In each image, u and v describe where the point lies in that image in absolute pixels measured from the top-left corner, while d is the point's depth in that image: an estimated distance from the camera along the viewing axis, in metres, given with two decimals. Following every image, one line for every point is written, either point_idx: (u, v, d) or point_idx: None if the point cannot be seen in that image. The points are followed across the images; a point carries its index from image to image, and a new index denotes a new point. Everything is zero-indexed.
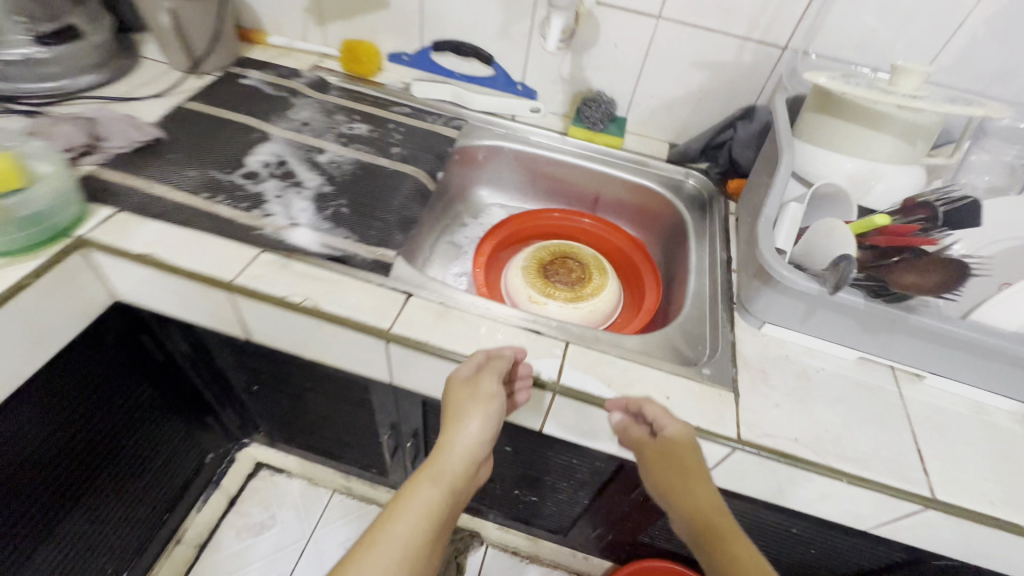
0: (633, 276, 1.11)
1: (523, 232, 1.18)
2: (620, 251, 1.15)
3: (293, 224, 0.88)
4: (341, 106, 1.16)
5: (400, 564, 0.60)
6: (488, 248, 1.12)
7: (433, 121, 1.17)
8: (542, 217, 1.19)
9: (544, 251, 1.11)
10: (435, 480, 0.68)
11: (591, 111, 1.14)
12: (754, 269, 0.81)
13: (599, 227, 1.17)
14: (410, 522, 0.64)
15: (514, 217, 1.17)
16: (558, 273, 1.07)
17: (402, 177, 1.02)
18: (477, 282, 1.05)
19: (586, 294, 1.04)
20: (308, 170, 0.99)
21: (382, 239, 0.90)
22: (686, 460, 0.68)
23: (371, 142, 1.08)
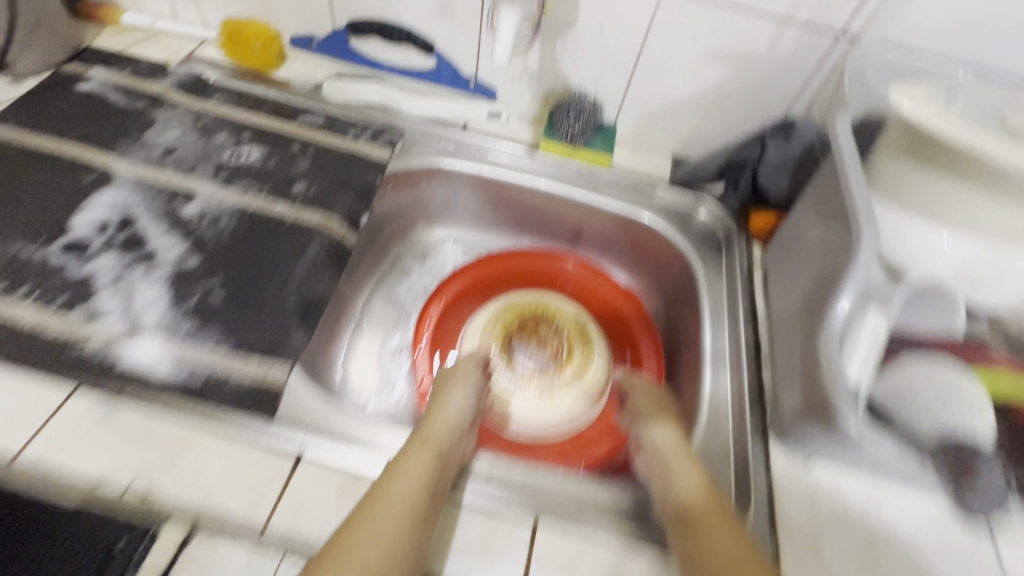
0: (626, 342, 0.86)
1: (483, 280, 0.90)
2: (609, 306, 0.89)
3: (134, 330, 0.60)
4: (224, 118, 0.84)
5: (393, 546, 0.45)
6: (435, 313, 0.85)
7: (355, 136, 0.86)
8: (506, 260, 0.91)
9: (508, 317, 0.88)
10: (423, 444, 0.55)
11: (574, 122, 0.84)
12: (804, 391, 0.56)
13: (583, 274, 0.90)
14: (403, 483, 0.50)
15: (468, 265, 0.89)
16: (529, 350, 0.85)
17: (306, 233, 0.73)
18: (420, 368, 0.79)
19: (564, 379, 0.82)
20: (165, 232, 0.69)
21: (270, 344, 0.62)
22: (655, 400, 0.69)
23: (264, 176, 0.78)
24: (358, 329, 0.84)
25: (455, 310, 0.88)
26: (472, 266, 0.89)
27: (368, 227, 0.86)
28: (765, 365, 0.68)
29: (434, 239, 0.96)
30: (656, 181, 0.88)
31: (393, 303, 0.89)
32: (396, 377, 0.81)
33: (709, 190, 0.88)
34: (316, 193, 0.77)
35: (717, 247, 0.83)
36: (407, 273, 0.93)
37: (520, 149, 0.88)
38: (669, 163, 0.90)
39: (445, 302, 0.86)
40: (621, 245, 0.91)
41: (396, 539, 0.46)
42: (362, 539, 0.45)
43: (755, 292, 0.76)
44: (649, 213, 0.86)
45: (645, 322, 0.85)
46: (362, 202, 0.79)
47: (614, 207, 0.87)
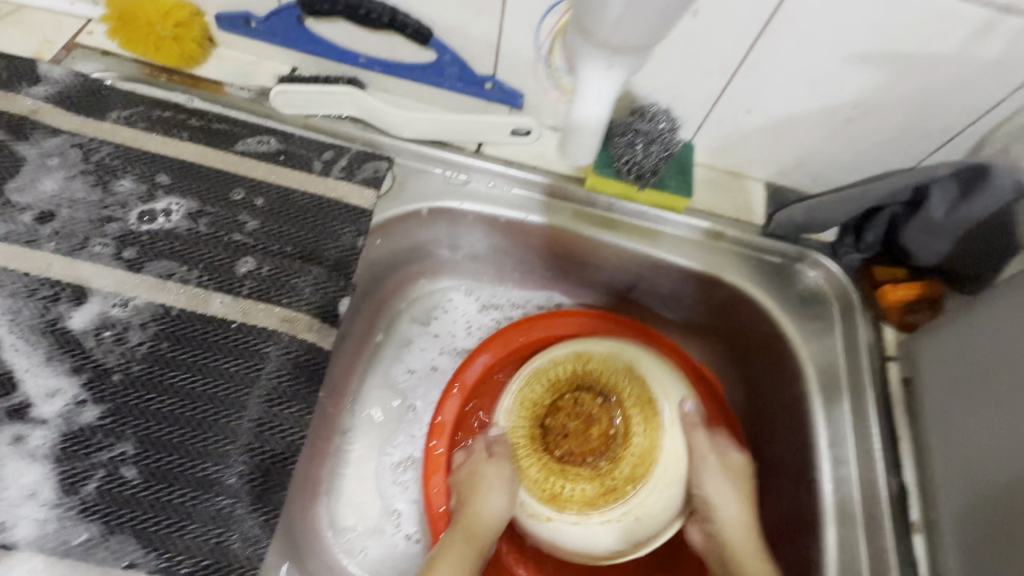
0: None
1: (511, 355, 0.67)
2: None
3: (6, 547, 0.40)
4: (128, 149, 0.57)
5: None
6: (452, 410, 0.63)
7: (322, 171, 0.60)
8: (542, 326, 0.67)
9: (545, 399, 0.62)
10: (468, 540, 0.55)
11: (644, 153, 0.58)
12: None
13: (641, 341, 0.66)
14: None
15: (492, 338, 0.65)
16: (569, 441, 0.60)
17: (256, 347, 0.51)
18: (433, 494, 0.60)
19: (620, 478, 0.57)
20: (44, 363, 0.46)
21: (214, 548, 0.43)
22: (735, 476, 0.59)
23: (193, 249, 0.53)
24: (351, 435, 0.63)
25: (474, 398, 0.67)
26: (494, 340, 0.65)
27: (354, 297, 0.62)
28: (914, 531, 0.49)
29: (440, 293, 0.72)
30: (744, 224, 0.64)
31: (389, 392, 0.67)
32: (400, 505, 0.62)
33: (816, 237, 0.64)
34: (271, 274, 0.54)
35: (830, 323, 0.61)
36: (404, 344, 0.69)
37: (556, 183, 0.63)
38: (761, 194, 0.66)
39: (462, 394, 0.64)
40: (692, 306, 0.68)
41: None
42: None
43: (892, 404, 0.55)
44: (734, 272, 0.63)
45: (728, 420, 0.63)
46: (337, 282, 0.55)
47: (683, 264, 0.64)
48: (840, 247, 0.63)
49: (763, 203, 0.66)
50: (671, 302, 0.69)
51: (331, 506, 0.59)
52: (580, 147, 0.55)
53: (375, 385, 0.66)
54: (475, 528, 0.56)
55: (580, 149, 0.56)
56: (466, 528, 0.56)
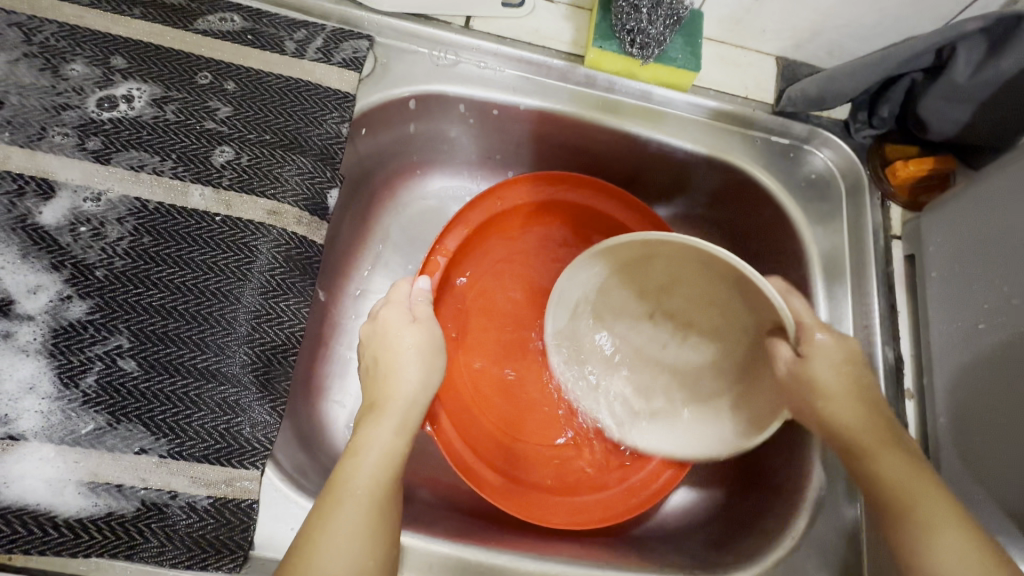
0: None
1: (503, 219, 0.62)
2: None
3: (12, 438, 0.40)
4: (74, 28, 0.51)
5: (365, 501, 0.40)
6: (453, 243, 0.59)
7: (295, 52, 0.55)
8: (547, 192, 0.62)
9: (563, 248, 0.65)
10: (392, 420, 0.45)
11: (649, 18, 0.52)
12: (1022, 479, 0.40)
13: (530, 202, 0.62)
14: (380, 456, 0.43)
15: (491, 190, 0.60)
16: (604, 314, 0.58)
17: (245, 240, 0.48)
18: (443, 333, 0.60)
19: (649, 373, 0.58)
20: (19, 259, 0.44)
21: (224, 432, 0.43)
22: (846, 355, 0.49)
23: (163, 138, 0.49)
24: (406, 287, 0.53)
25: (482, 236, 0.62)
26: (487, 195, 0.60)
27: (343, 189, 0.58)
28: (907, 397, 0.51)
29: (430, 192, 0.68)
30: (753, 104, 0.61)
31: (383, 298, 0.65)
32: None
33: (826, 115, 0.61)
34: (251, 163, 0.50)
35: (836, 204, 0.59)
36: (392, 245, 0.67)
37: (553, 60, 0.58)
38: (772, 70, 0.62)
39: (468, 231, 0.59)
40: (694, 195, 0.66)
41: (369, 519, 0.39)
42: (339, 518, 0.39)
43: (893, 282, 0.55)
44: (741, 158, 0.60)
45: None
46: (324, 172, 0.52)
47: (684, 148, 0.60)
48: (851, 124, 0.60)
49: (774, 81, 0.62)
50: (677, 191, 0.66)
51: (342, 403, 0.60)
52: None
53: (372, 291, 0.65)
54: (405, 408, 0.46)
55: None
56: (393, 406, 0.46)
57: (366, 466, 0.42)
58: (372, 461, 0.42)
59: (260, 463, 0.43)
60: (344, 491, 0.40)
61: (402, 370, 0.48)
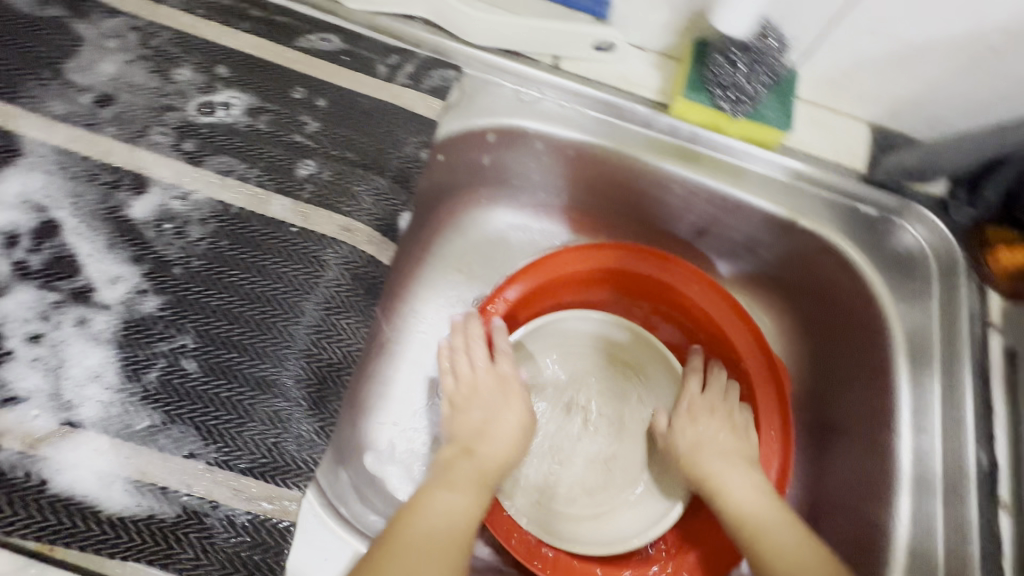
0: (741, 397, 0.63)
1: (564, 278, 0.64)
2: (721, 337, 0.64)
3: (72, 425, 0.40)
4: (187, 36, 0.54)
5: (437, 543, 0.40)
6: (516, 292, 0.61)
7: (386, 76, 0.56)
8: (623, 256, 0.63)
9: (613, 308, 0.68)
10: (472, 471, 0.47)
11: (745, 75, 0.51)
12: None
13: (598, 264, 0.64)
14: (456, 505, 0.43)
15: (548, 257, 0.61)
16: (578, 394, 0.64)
17: (317, 254, 0.48)
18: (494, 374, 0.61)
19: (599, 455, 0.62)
20: (105, 249, 0.45)
21: (270, 447, 0.42)
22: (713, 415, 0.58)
23: (254, 147, 0.51)
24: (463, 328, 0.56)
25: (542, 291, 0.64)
26: (541, 265, 0.61)
27: (414, 210, 0.58)
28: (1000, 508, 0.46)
29: (493, 224, 0.67)
30: (844, 170, 0.58)
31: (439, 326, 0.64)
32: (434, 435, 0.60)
33: (922, 188, 0.58)
34: (332, 179, 0.51)
35: (927, 284, 0.55)
36: (453, 274, 0.66)
37: (638, 106, 0.57)
38: (865, 137, 0.59)
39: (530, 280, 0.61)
40: (768, 258, 0.63)
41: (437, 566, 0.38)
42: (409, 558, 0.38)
43: (989, 377, 0.50)
44: (827, 224, 0.57)
45: (777, 383, 0.61)
46: (399, 195, 0.52)
47: (765, 208, 0.58)
48: (949, 201, 0.57)
49: (867, 148, 0.59)
50: (749, 250, 0.63)
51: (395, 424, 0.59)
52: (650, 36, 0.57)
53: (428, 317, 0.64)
54: (485, 463, 0.48)
55: (649, 38, 0.58)
56: (474, 459, 0.48)
57: (439, 513, 0.42)
58: (447, 509, 0.42)
59: (303, 484, 0.42)
60: (418, 531, 0.40)
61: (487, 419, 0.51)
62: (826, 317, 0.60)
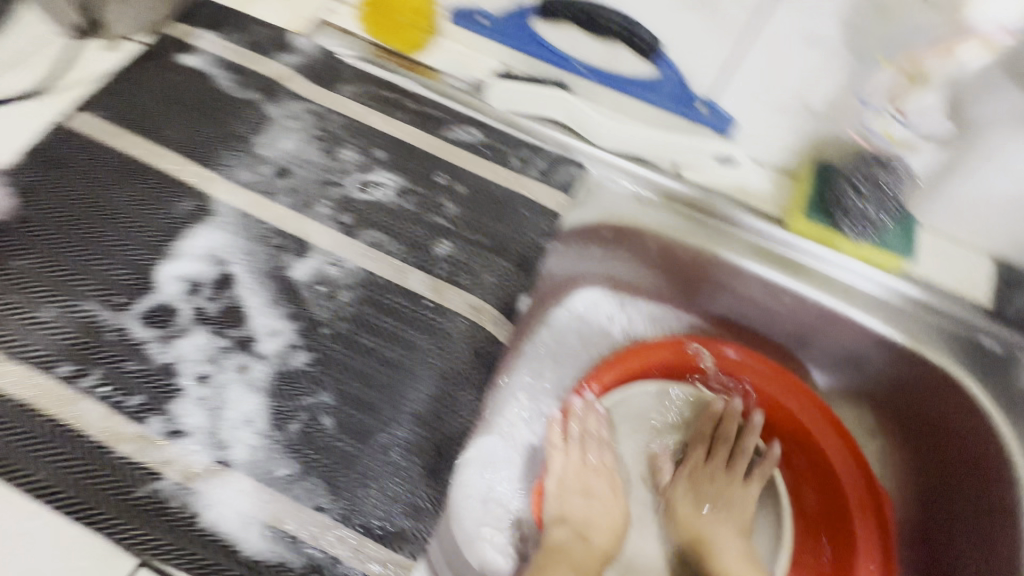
0: (826, 507, 0.62)
1: (655, 366, 0.64)
2: (812, 447, 0.64)
3: (222, 464, 0.44)
4: (354, 122, 0.62)
5: None
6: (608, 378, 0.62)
7: (518, 168, 0.61)
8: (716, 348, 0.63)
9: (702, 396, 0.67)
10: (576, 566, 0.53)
11: (870, 204, 0.55)
12: None
13: (694, 354, 0.64)
14: None
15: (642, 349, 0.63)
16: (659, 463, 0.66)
17: (444, 330, 0.52)
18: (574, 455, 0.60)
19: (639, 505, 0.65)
20: (269, 304, 0.51)
21: (392, 511, 0.45)
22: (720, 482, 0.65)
23: (400, 224, 0.57)
24: (592, 413, 0.61)
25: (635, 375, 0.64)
26: (622, 359, 0.63)
27: (534, 293, 0.59)
28: None
29: (590, 309, 0.68)
30: (966, 301, 0.57)
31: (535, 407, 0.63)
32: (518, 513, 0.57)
33: None
34: (464, 260, 0.56)
35: None
36: (543, 356, 0.65)
37: (755, 219, 0.60)
38: (989, 270, 0.58)
39: (625, 368, 0.63)
40: (874, 375, 0.62)
41: None
42: None
43: None
44: (944, 354, 0.56)
45: (879, 508, 0.59)
46: (521, 280, 0.56)
47: (878, 328, 0.58)
48: None
49: (991, 280, 0.57)
50: (854, 365, 0.63)
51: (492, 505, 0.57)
52: (769, 151, 0.61)
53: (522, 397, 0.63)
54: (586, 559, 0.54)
55: (768, 152, 0.61)
56: (577, 552, 0.54)
57: None
58: None
59: (413, 553, 0.44)
60: None
61: (590, 509, 0.58)
62: (939, 450, 0.59)
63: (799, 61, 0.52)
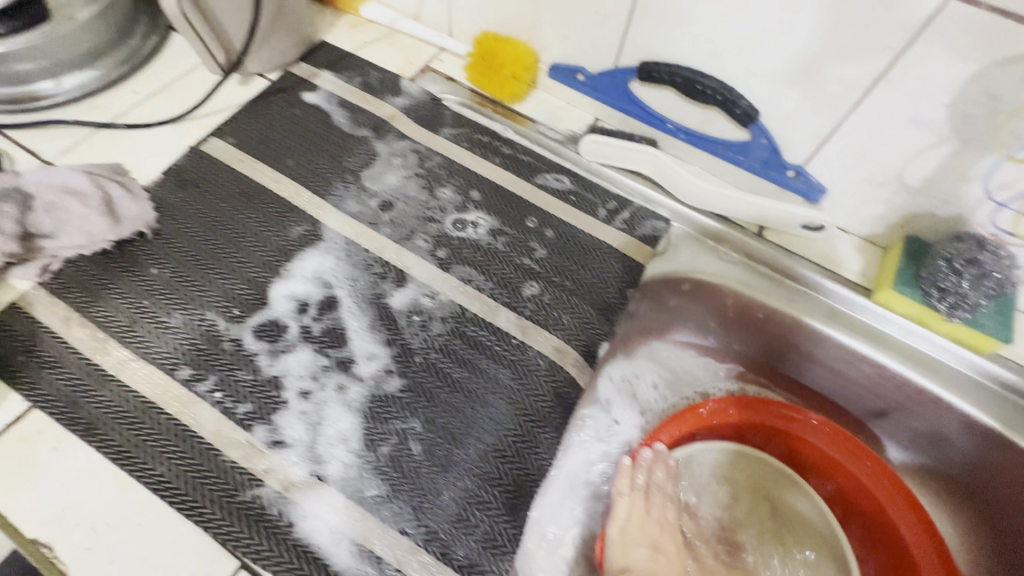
0: None
1: (722, 420, 0.63)
2: (884, 524, 0.61)
3: (318, 478, 0.47)
4: (453, 163, 0.66)
5: None
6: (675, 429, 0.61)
7: (606, 219, 0.64)
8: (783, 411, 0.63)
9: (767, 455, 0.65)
10: None
11: (970, 286, 0.52)
12: None
13: (761, 415, 0.63)
14: None
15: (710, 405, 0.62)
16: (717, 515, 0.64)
17: (528, 367, 0.54)
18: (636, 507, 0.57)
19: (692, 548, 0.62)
20: (368, 329, 0.55)
21: (472, 544, 0.46)
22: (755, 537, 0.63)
23: (491, 263, 0.60)
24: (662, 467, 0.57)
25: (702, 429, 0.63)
26: (690, 412, 0.62)
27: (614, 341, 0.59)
28: None
29: (657, 357, 0.67)
30: None
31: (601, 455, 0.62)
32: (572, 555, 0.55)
33: None
34: (550, 302, 0.58)
35: None
36: (607, 403, 0.64)
37: (839, 287, 0.60)
38: None
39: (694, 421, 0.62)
40: (958, 459, 0.59)
41: None
42: None
43: None
44: None
45: None
46: (603, 326, 0.58)
47: (969, 411, 0.55)
48: None
49: None
50: (936, 445, 0.60)
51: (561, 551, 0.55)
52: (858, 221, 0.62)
53: (588, 444, 0.61)
54: None
55: (855, 222, 0.62)
56: None
57: None
58: None
59: None
60: None
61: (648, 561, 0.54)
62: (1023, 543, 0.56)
63: (900, 140, 0.53)
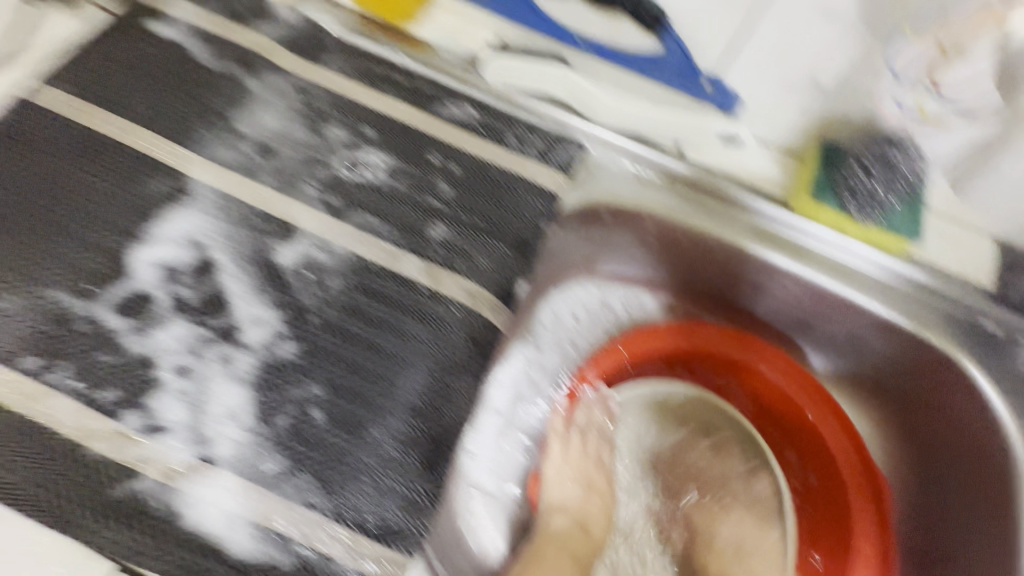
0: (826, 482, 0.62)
1: (653, 351, 0.63)
2: (808, 430, 0.63)
3: (206, 461, 0.42)
4: (341, 97, 0.58)
5: None
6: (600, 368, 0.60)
7: (517, 148, 0.59)
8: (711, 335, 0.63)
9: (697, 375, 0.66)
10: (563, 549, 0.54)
11: (875, 180, 0.54)
12: None
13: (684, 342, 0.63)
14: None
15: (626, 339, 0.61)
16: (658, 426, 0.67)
17: (440, 316, 0.50)
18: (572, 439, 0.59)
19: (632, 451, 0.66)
20: (253, 292, 0.48)
21: (387, 508, 0.43)
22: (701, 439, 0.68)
23: (392, 206, 0.54)
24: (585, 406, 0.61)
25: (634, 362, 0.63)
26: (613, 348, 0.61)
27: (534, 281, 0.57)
28: None
29: (586, 292, 0.65)
30: (971, 285, 0.56)
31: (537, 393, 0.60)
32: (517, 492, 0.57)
33: None
34: (459, 243, 0.53)
35: None
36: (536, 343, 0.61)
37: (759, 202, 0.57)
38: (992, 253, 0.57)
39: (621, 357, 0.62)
40: (876, 360, 0.61)
41: None
42: None
43: None
44: (948, 340, 0.55)
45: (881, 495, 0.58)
46: (519, 264, 0.54)
47: (881, 314, 0.56)
48: None
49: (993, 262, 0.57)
50: (856, 351, 0.61)
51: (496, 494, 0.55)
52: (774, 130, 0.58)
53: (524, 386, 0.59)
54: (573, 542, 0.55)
55: (772, 131, 0.59)
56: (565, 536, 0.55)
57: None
58: None
59: (410, 549, 0.42)
60: None
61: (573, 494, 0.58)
62: (935, 430, 0.59)
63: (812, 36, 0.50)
